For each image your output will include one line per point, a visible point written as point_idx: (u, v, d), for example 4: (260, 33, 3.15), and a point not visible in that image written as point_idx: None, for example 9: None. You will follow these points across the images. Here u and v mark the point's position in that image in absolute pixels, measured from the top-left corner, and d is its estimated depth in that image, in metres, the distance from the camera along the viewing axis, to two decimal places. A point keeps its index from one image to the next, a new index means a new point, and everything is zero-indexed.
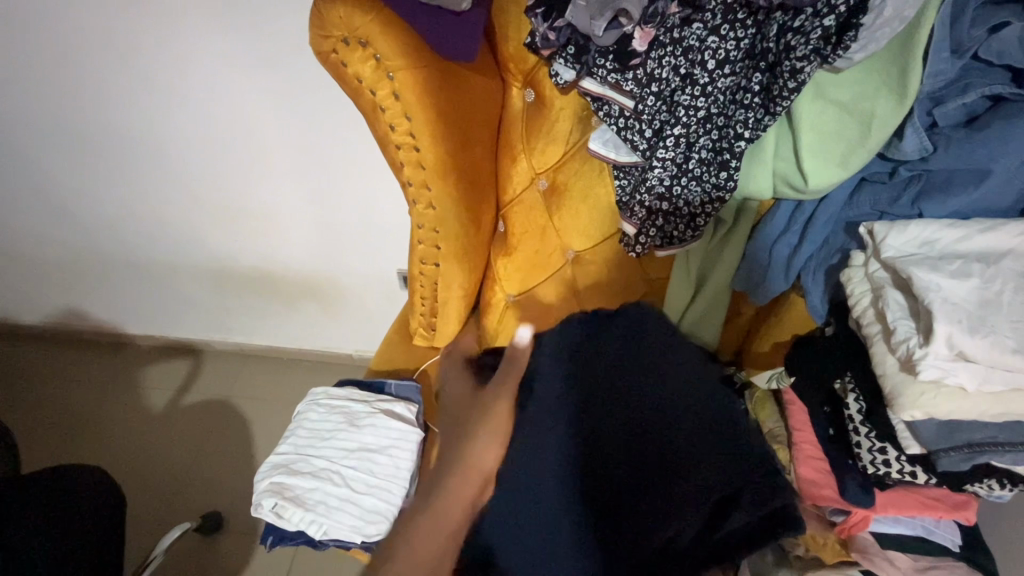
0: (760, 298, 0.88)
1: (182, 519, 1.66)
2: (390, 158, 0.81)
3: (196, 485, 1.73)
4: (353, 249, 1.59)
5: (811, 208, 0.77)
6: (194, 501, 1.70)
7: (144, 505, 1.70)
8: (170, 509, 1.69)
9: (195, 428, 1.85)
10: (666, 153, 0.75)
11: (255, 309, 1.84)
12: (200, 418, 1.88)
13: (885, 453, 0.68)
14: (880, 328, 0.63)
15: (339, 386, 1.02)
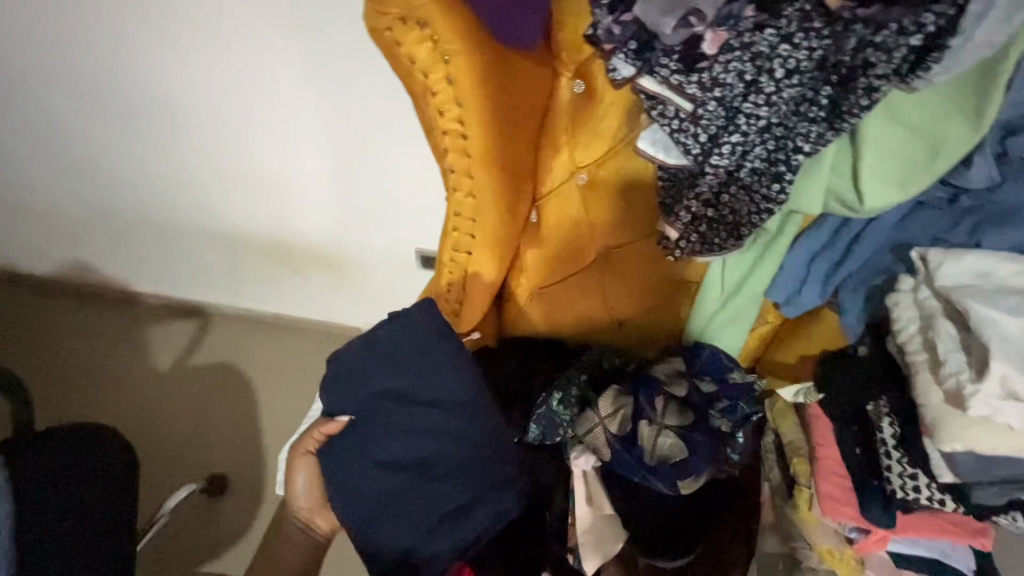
0: (792, 310, 0.91)
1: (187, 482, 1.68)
2: (434, 144, 0.79)
3: (202, 447, 1.75)
4: (370, 224, 1.56)
5: (859, 227, 0.78)
6: (200, 465, 1.72)
7: (151, 463, 1.73)
8: (177, 469, 1.72)
9: (200, 391, 1.86)
10: (720, 161, 0.74)
11: (266, 275, 1.82)
12: (206, 382, 1.88)
13: (916, 480, 0.67)
14: (926, 358, 0.63)
15: None
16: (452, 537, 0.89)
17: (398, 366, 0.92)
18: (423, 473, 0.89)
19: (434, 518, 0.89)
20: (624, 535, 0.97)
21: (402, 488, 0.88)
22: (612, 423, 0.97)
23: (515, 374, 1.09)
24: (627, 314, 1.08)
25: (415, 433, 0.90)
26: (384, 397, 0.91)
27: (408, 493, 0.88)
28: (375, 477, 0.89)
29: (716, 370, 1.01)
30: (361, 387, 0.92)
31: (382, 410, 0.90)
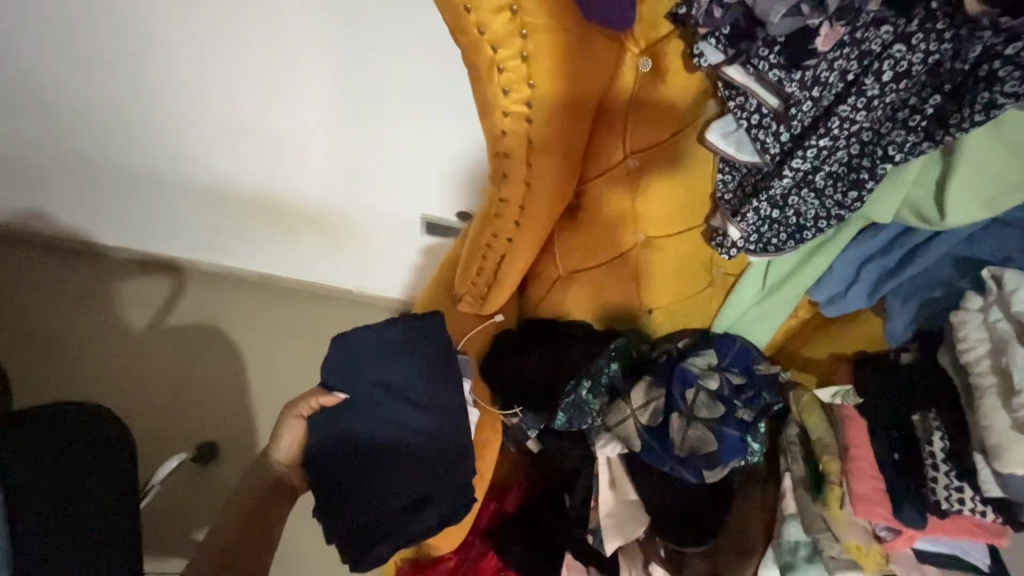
0: (834, 310, 0.89)
1: (173, 449, 1.61)
2: (488, 127, 0.71)
3: (188, 412, 1.67)
4: (373, 187, 1.45)
5: (925, 238, 0.76)
6: (185, 432, 1.64)
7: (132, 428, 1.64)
8: (162, 434, 1.64)
9: (181, 354, 1.75)
10: (801, 164, 0.69)
11: (252, 233, 1.69)
12: (187, 344, 1.77)
13: (961, 492, 0.70)
14: (995, 381, 0.64)
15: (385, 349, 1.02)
16: (403, 535, 0.83)
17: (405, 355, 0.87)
18: (385, 464, 0.84)
19: (387, 512, 0.83)
20: (645, 520, 1.00)
21: (364, 479, 0.83)
22: (643, 415, 0.97)
23: (541, 365, 1.03)
24: (656, 303, 1.05)
25: (417, 428, 0.86)
26: (378, 386, 0.86)
27: (368, 485, 0.83)
28: (359, 463, 0.84)
29: (745, 363, 1.02)
30: (362, 375, 0.87)
31: (381, 403, 0.86)
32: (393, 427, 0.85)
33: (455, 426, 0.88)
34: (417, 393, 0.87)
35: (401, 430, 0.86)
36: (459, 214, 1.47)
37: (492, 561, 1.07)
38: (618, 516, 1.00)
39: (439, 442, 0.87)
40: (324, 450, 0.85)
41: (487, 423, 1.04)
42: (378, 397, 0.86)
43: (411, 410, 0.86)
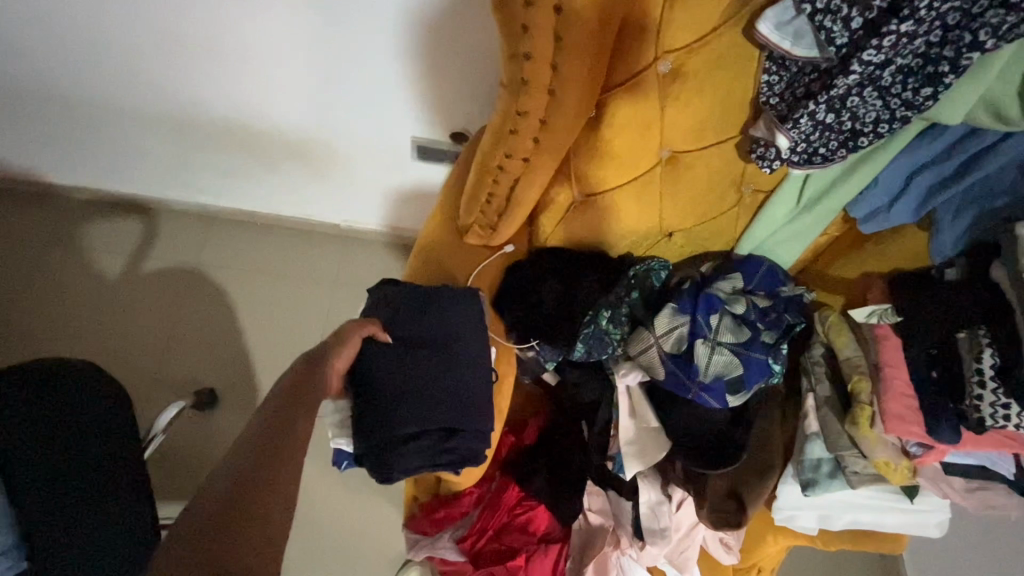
0: (874, 226, 0.84)
1: (169, 398, 1.56)
2: (509, 18, 0.60)
3: (180, 360, 1.60)
4: (357, 107, 1.30)
5: (992, 140, 0.69)
6: (178, 380, 1.58)
7: (122, 377, 1.57)
8: (153, 384, 1.57)
9: (163, 299, 1.65)
10: (873, 57, 0.60)
11: (225, 165, 1.54)
12: (169, 289, 1.66)
13: (1007, 410, 0.69)
14: None
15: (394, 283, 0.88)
16: (430, 459, 0.78)
17: (427, 301, 0.83)
18: (413, 390, 0.77)
19: (391, 448, 0.76)
20: (666, 445, 0.98)
21: (391, 409, 0.76)
22: (666, 342, 0.94)
23: (557, 296, 0.98)
24: (679, 224, 0.98)
25: (436, 369, 0.79)
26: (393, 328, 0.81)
27: (395, 412, 0.76)
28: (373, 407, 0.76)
29: (771, 285, 0.98)
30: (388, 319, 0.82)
31: (396, 344, 0.79)
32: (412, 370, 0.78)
33: (475, 367, 0.82)
34: (435, 334, 0.81)
35: (420, 372, 0.78)
36: (453, 136, 1.34)
37: (515, 493, 1.05)
38: (639, 443, 0.98)
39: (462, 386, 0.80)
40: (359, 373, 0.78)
41: (503, 358, 0.98)
42: (393, 346, 0.79)
43: (428, 351, 0.80)
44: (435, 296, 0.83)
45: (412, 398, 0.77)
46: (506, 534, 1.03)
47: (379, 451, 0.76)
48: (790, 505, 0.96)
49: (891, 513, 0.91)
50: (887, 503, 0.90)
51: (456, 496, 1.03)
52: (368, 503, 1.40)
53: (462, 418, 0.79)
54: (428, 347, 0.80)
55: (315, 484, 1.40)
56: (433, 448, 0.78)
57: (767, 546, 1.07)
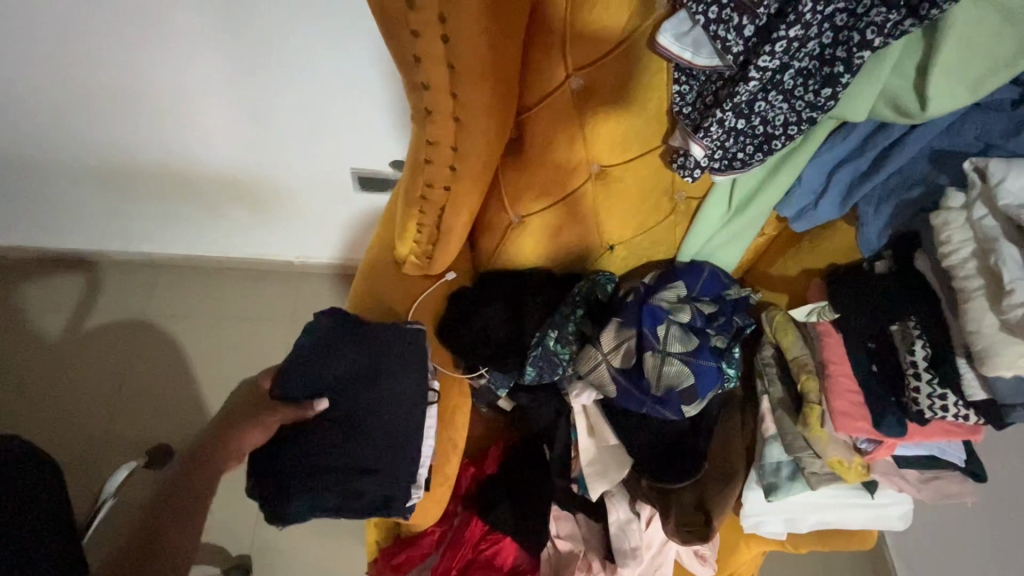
0: (804, 225, 0.83)
1: (120, 459, 1.48)
2: (400, 52, 0.59)
3: (130, 417, 1.52)
4: (291, 142, 1.27)
5: (900, 133, 0.70)
6: (128, 439, 1.50)
7: (69, 441, 1.49)
8: (102, 445, 1.49)
9: (109, 356, 1.58)
10: (769, 61, 0.60)
11: (164, 212, 1.49)
12: (115, 344, 1.59)
13: (944, 400, 0.67)
14: (982, 284, 0.59)
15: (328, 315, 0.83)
16: (337, 504, 0.73)
17: (350, 341, 0.78)
18: (347, 430, 0.74)
19: (308, 497, 0.71)
20: (629, 462, 0.96)
21: (318, 451, 0.73)
22: (614, 357, 0.92)
23: (504, 319, 0.96)
24: (619, 237, 0.97)
25: (367, 412, 0.75)
26: (317, 372, 0.76)
27: (317, 449, 0.72)
28: (293, 454, 0.72)
29: (716, 289, 0.97)
30: (311, 361, 0.76)
31: (324, 386, 0.75)
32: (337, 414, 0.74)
33: (407, 407, 0.77)
34: (360, 377, 0.76)
35: (348, 416, 0.74)
36: (392, 165, 1.32)
37: (479, 527, 1.00)
38: (601, 463, 0.97)
39: (394, 429, 0.75)
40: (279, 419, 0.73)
41: (452, 389, 0.96)
42: (317, 391, 0.75)
43: (355, 393, 0.76)
44: (360, 333, 0.78)
45: (336, 445, 0.73)
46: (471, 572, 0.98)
47: (274, 492, 0.71)
48: (757, 511, 0.94)
49: (855, 510, 0.90)
50: (849, 500, 0.89)
51: (417, 536, 1.00)
52: (338, 551, 1.34)
53: (398, 461, 0.75)
54: (354, 389, 0.75)
55: (279, 533, 1.34)
56: (338, 493, 0.72)
57: (741, 554, 1.05)
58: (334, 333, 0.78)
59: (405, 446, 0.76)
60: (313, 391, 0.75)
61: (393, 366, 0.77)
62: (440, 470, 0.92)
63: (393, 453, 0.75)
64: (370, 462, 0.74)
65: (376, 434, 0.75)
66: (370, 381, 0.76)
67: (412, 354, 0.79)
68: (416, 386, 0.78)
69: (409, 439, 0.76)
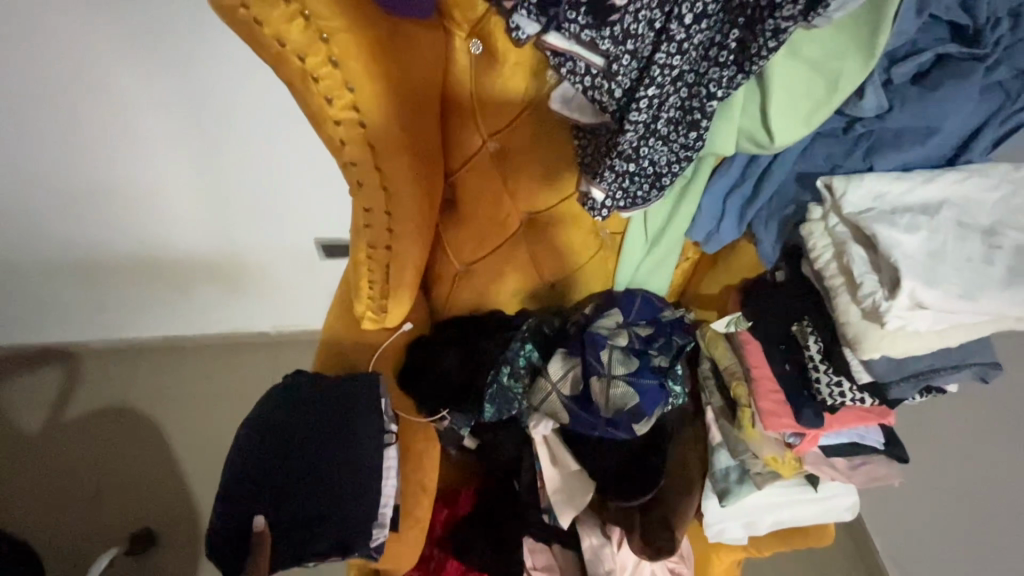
0: (713, 247, 0.94)
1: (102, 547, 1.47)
2: (326, 140, 0.69)
3: (114, 505, 1.53)
4: (258, 221, 1.38)
5: (766, 162, 0.81)
6: (110, 526, 1.49)
7: (52, 538, 1.48)
8: (86, 538, 1.48)
9: (90, 444, 1.60)
10: (639, 116, 0.71)
11: (141, 297, 1.56)
12: (96, 431, 1.61)
13: (841, 386, 0.77)
14: (843, 280, 0.69)
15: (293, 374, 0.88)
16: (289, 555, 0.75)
17: (313, 397, 0.84)
18: (297, 482, 0.77)
19: (271, 548, 0.74)
20: (592, 486, 1.00)
21: (270, 505, 0.76)
22: (563, 386, 0.99)
23: (459, 360, 1.03)
24: (559, 274, 1.07)
25: (327, 462, 0.79)
26: (281, 427, 0.80)
27: (281, 501, 0.76)
28: (258, 506, 0.75)
29: (651, 313, 1.05)
30: (275, 417, 0.81)
31: (287, 440, 0.80)
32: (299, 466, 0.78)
33: (366, 455, 0.82)
34: (321, 429, 0.81)
35: (310, 467, 0.79)
36: None
37: (455, 567, 1.03)
38: (566, 489, 1.00)
39: (353, 477, 0.79)
40: (232, 481, 0.76)
41: (417, 435, 1.00)
42: (281, 444, 0.79)
43: (317, 444, 0.80)
44: (321, 388, 0.85)
45: (299, 496, 0.77)
46: None
47: (238, 546, 0.74)
48: (717, 518, 0.98)
49: (804, 506, 0.95)
50: (797, 496, 0.95)
51: None
52: None
53: (357, 508, 0.79)
54: (316, 441, 0.80)
55: None
56: (300, 543, 0.75)
57: (714, 566, 1.08)
58: (299, 389, 0.85)
59: (363, 493, 0.80)
60: (261, 448, 0.78)
61: (351, 418, 0.83)
62: (409, 511, 0.97)
63: (352, 501, 0.79)
64: (331, 510, 0.77)
65: (335, 484, 0.78)
66: (332, 432, 0.81)
67: (370, 404, 0.84)
68: (374, 435, 0.83)
69: (368, 487, 0.80)
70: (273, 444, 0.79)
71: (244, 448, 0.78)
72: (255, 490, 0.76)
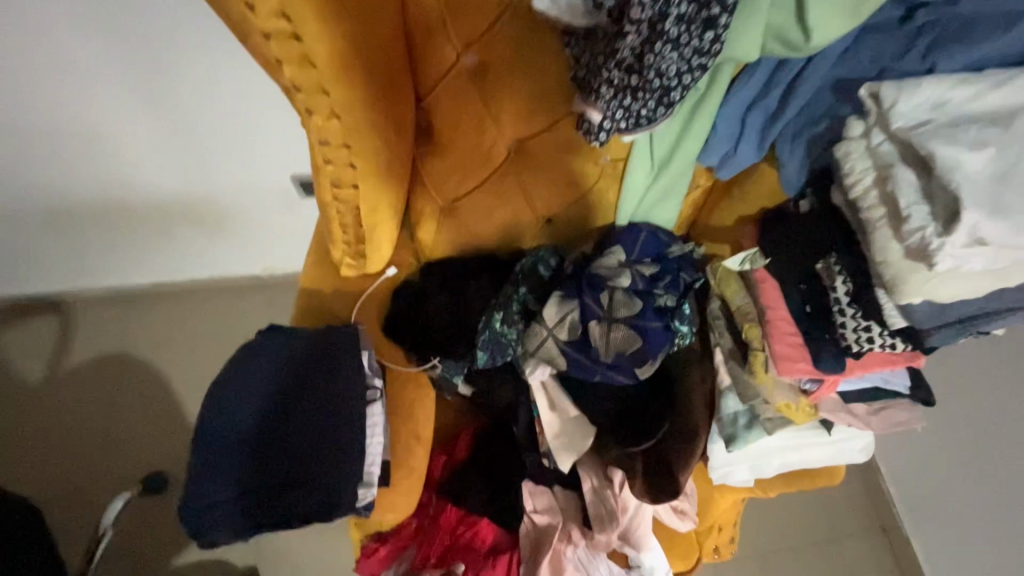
0: (729, 172, 0.82)
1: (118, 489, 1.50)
2: (260, 58, 0.58)
3: (124, 453, 1.54)
4: (228, 159, 1.26)
5: (799, 66, 0.67)
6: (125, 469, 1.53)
7: (63, 488, 1.51)
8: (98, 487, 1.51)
9: (92, 392, 1.59)
10: (641, 14, 0.58)
11: (120, 244, 1.48)
12: (96, 380, 1.60)
13: (869, 331, 0.68)
14: (885, 212, 0.58)
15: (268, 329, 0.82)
16: (260, 522, 0.71)
17: (289, 355, 0.79)
18: (274, 444, 0.73)
19: (246, 514, 0.70)
20: (592, 431, 0.96)
21: (242, 470, 0.71)
22: (561, 332, 0.89)
23: (447, 307, 0.95)
24: (556, 208, 0.96)
25: (303, 425, 0.74)
26: (254, 389, 0.75)
27: (254, 466, 0.71)
28: (229, 472, 0.71)
29: (656, 249, 0.94)
30: (247, 378, 0.76)
31: (261, 401, 0.75)
32: (274, 429, 0.74)
33: (344, 416, 0.76)
34: (298, 391, 0.77)
35: (285, 430, 0.74)
36: None
37: (454, 513, 1.02)
38: (566, 434, 0.96)
39: (330, 440, 0.74)
40: (203, 446, 0.71)
41: (407, 386, 0.96)
42: (254, 406, 0.74)
43: (293, 406, 0.75)
44: (295, 346, 0.79)
45: (273, 461, 0.72)
46: (450, 556, 1.00)
47: (208, 514, 0.69)
48: (722, 460, 0.94)
49: (815, 449, 0.91)
50: (808, 439, 0.90)
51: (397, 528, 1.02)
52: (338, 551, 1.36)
53: (335, 472, 0.73)
54: (293, 403, 0.76)
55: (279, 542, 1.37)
56: (275, 508, 0.71)
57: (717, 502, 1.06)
58: (273, 347, 0.79)
59: (341, 456, 0.74)
60: (234, 411, 0.73)
61: (328, 377, 0.77)
62: (401, 462, 0.94)
63: (328, 465, 0.73)
64: (306, 475, 0.72)
65: (312, 447, 0.73)
66: (309, 393, 0.76)
67: (347, 362, 0.79)
68: (351, 395, 0.77)
69: (345, 450, 0.74)
70: (245, 407, 0.74)
71: (215, 411, 0.73)
72: (225, 455, 0.71)
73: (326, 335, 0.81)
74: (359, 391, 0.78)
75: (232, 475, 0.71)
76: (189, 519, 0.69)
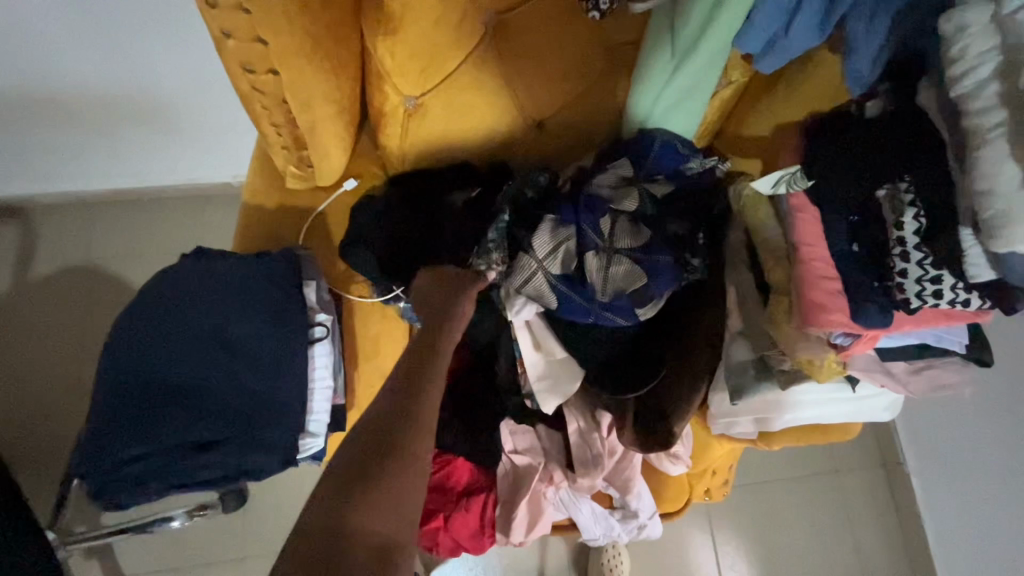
0: (769, 67, 0.61)
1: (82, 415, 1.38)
2: None
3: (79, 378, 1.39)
4: (163, 43, 1.04)
5: None
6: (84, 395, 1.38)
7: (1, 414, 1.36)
8: (45, 413, 1.36)
9: (46, 312, 1.43)
10: None
11: (55, 145, 1.27)
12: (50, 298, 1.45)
13: (938, 283, 0.52)
14: (1006, 118, 0.41)
15: (184, 258, 0.69)
16: (175, 481, 0.61)
17: (205, 290, 0.65)
18: (187, 395, 0.62)
19: (158, 475, 0.60)
20: (581, 372, 0.83)
21: (145, 426, 0.60)
22: (553, 265, 0.72)
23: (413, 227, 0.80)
24: (546, 109, 0.77)
25: (223, 373, 0.63)
26: (166, 330, 0.63)
27: (162, 421, 0.60)
28: (133, 428, 0.60)
29: (673, 163, 0.75)
30: (158, 318, 0.64)
31: (171, 346, 0.62)
32: (187, 378, 0.62)
33: (275, 361, 0.64)
34: (217, 334, 0.64)
35: (200, 379, 0.62)
36: None
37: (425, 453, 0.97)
38: (551, 376, 0.83)
39: (257, 390, 0.63)
40: (110, 396, 0.61)
41: (371, 317, 0.84)
42: (163, 352, 0.62)
43: (209, 351, 0.63)
44: (213, 277, 0.66)
45: (185, 415, 0.61)
46: None
47: (111, 474, 0.60)
48: (724, 412, 0.83)
49: (834, 405, 0.79)
50: (828, 394, 0.78)
51: None
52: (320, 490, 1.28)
53: (266, 426, 0.63)
54: (210, 348, 0.63)
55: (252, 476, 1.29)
56: (192, 468, 0.61)
57: (714, 449, 0.98)
58: (189, 281, 0.65)
59: (271, 406, 0.63)
60: (140, 357, 0.62)
61: (256, 317, 0.65)
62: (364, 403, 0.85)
63: (256, 416, 0.63)
64: (227, 429, 0.61)
65: (235, 398, 0.62)
66: (231, 338, 0.64)
67: (278, 300, 0.66)
68: (280, 339, 0.65)
69: (275, 400, 0.63)
70: (154, 352, 0.62)
71: (120, 360, 0.62)
72: (131, 406, 0.60)
73: (254, 268, 0.67)
74: (294, 333, 0.66)
75: (137, 431, 0.60)
76: (92, 477, 0.60)
